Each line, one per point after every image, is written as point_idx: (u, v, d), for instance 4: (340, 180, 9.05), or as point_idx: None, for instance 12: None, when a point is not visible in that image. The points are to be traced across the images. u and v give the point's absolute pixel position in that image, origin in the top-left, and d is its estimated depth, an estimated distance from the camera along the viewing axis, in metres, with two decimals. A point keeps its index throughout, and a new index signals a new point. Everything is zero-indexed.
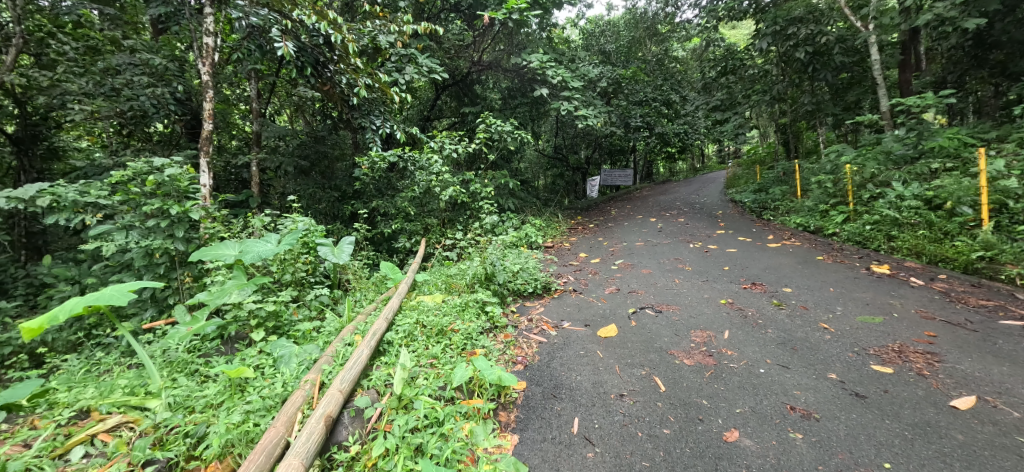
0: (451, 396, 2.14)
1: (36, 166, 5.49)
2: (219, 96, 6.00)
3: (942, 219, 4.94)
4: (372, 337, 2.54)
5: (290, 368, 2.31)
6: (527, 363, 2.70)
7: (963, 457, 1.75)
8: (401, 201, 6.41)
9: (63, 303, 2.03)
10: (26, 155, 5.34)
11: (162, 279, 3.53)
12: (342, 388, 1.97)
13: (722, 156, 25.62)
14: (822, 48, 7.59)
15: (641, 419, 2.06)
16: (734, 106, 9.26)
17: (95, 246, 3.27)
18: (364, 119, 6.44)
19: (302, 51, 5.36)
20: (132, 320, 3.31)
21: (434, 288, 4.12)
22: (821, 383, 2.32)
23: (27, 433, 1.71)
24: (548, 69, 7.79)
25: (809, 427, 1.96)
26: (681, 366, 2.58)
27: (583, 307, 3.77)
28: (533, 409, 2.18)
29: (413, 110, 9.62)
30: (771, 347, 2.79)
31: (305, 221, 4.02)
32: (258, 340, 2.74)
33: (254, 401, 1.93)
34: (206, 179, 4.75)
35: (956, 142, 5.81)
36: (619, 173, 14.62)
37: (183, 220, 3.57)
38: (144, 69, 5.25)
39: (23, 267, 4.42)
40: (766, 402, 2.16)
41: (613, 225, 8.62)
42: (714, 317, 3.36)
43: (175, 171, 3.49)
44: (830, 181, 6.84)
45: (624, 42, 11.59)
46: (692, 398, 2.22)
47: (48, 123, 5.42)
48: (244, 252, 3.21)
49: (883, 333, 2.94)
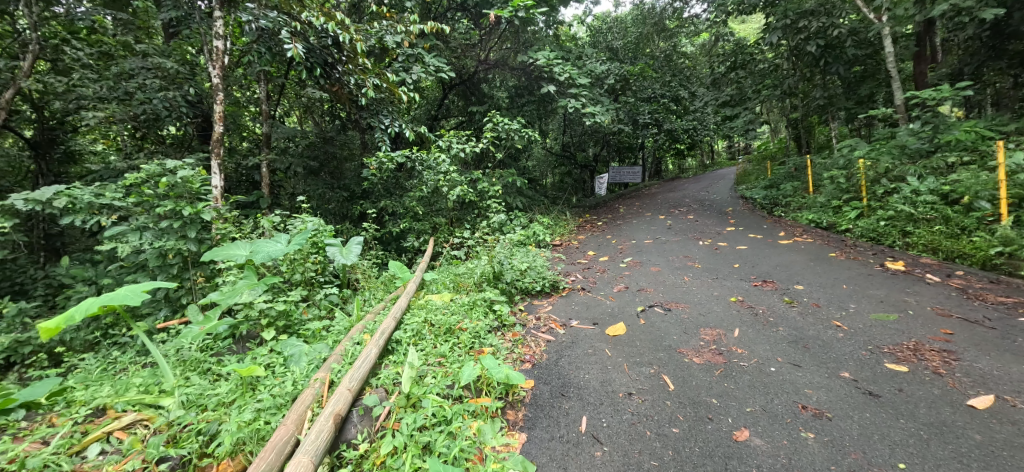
0: (459, 395, 2.14)
1: (54, 169, 5.69)
2: (229, 98, 6.10)
3: (959, 214, 4.86)
4: (380, 337, 2.56)
5: (300, 366, 2.33)
6: (534, 362, 2.70)
7: (981, 457, 1.70)
8: (409, 201, 6.49)
9: (79, 303, 2.07)
10: (44, 159, 5.55)
11: (176, 280, 3.59)
12: (351, 387, 1.98)
13: (731, 152, 25.58)
14: (834, 42, 7.47)
15: (650, 418, 2.05)
16: (744, 102, 9.16)
17: (110, 247, 3.34)
18: (372, 119, 6.41)
19: (312, 53, 5.39)
20: (146, 320, 3.39)
21: (442, 287, 4.14)
22: (834, 381, 2.28)
23: (46, 430, 1.74)
24: (554, 67, 7.75)
25: (821, 426, 1.93)
26: (690, 364, 2.55)
27: (592, 305, 3.76)
28: (542, 408, 2.18)
29: (421, 109, 9.72)
30: (782, 345, 2.75)
31: (314, 221, 4.06)
32: (268, 338, 2.78)
33: (265, 400, 1.95)
34: (218, 180, 4.80)
35: (973, 134, 5.71)
36: (627, 170, 14.22)
37: (195, 221, 3.62)
38: (157, 73, 5.32)
39: (43, 269, 4.56)
40: (777, 401, 2.13)
41: (620, 222, 8.63)
42: (724, 315, 3.33)
43: (188, 172, 3.55)
44: (842, 177, 6.78)
45: (632, 38, 11.56)
46: (702, 397, 2.19)
47: (66, 127, 5.58)
48: (255, 252, 3.25)
49: (898, 331, 2.89)
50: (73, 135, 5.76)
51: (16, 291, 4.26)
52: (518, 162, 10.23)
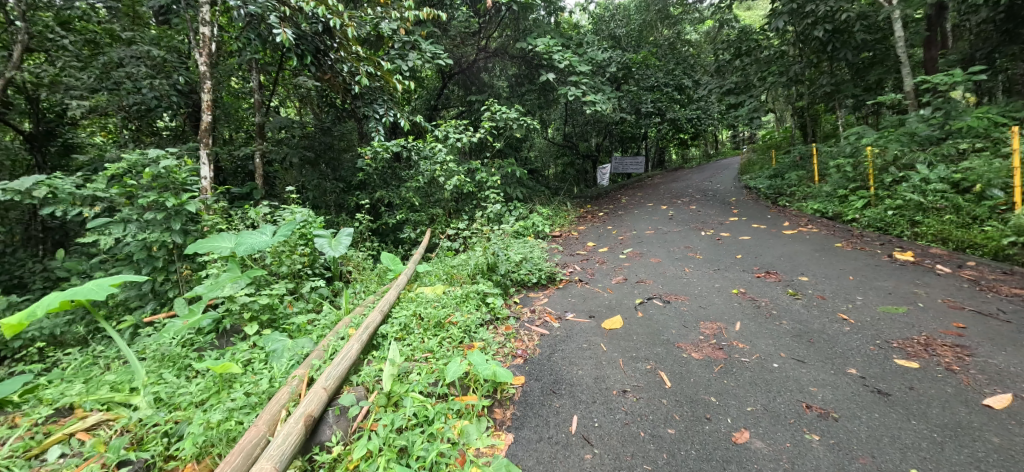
0: (443, 393, 2.04)
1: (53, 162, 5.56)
2: (220, 87, 5.95)
3: (971, 203, 4.74)
4: (364, 331, 2.45)
5: (281, 362, 2.23)
6: (526, 357, 2.60)
7: (999, 462, 1.58)
8: (405, 191, 6.38)
9: (41, 298, 1.96)
10: (41, 151, 5.40)
11: (162, 273, 3.48)
12: (326, 386, 1.87)
13: (734, 142, 25.38)
14: (842, 26, 7.29)
15: (644, 418, 1.94)
16: (748, 90, 8.98)
17: (93, 240, 3.21)
18: (366, 108, 6.26)
19: (302, 39, 5.20)
20: (133, 313, 3.30)
21: (435, 280, 4.04)
22: (839, 379, 2.16)
23: (3, 431, 1.65)
24: (554, 54, 7.59)
25: (826, 427, 1.81)
26: (688, 360, 2.44)
27: (589, 298, 3.66)
28: (531, 407, 2.07)
29: (420, 99, 9.57)
30: (785, 339, 2.64)
31: (303, 211, 3.97)
32: (251, 333, 2.67)
33: (237, 399, 1.85)
34: (207, 170, 4.68)
35: (985, 121, 5.60)
36: (630, 161, 14.27)
37: (180, 213, 3.48)
38: (145, 62, 5.19)
39: (42, 261, 4.49)
40: (779, 399, 2.01)
41: (622, 213, 8.48)
42: (725, 307, 3.22)
43: (171, 162, 3.40)
44: (849, 165, 6.61)
45: (635, 26, 11.31)
46: (700, 394, 2.08)
47: (61, 117, 5.44)
48: (238, 245, 3.12)
49: (907, 324, 2.77)
50: (69, 128, 5.63)
51: (16, 285, 4.22)
52: (518, 152, 10.10)
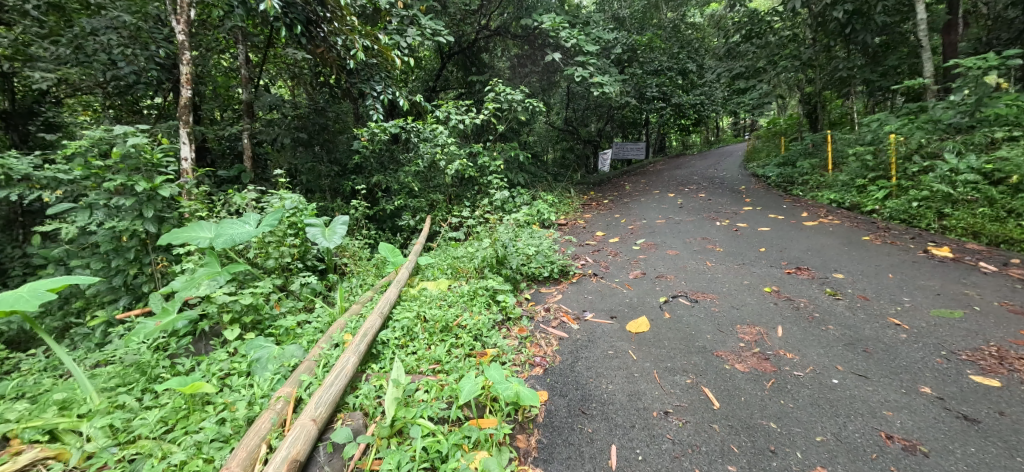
0: (457, 417, 1.73)
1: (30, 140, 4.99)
2: (201, 61, 5.48)
3: (1005, 196, 4.44)
4: (361, 340, 2.12)
5: (263, 378, 1.92)
6: (546, 367, 2.29)
7: None
8: (403, 176, 6.01)
9: None
10: (17, 128, 4.84)
11: (133, 265, 3.10)
12: (316, 416, 1.57)
13: (738, 128, 24.87)
14: (863, 7, 6.84)
15: (696, 450, 1.64)
16: (759, 74, 8.57)
17: (54, 228, 2.85)
18: (363, 85, 5.86)
19: (290, 7, 4.64)
20: (105, 309, 2.97)
21: (438, 273, 3.72)
22: (914, 400, 1.87)
23: None
24: (561, 32, 7.09)
25: (916, 465, 1.53)
26: (733, 373, 2.14)
27: (607, 295, 3.33)
28: (558, 432, 1.77)
29: (418, 80, 9.08)
30: (838, 349, 2.34)
31: (294, 198, 3.60)
32: (233, 338, 2.35)
33: (206, 431, 1.55)
34: (188, 150, 4.27)
35: (1018, 108, 5.27)
36: (631, 146, 13.59)
37: (153, 199, 3.09)
38: (121, 32, 4.71)
39: (20, 246, 4.16)
40: (851, 427, 1.72)
41: (629, 200, 8.15)
42: (761, 309, 2.92)
43: (139, 140, 3.00)
44: (868, 154, 6.20)
45: (639, 7, 10.59)
46: (756, 419, 1.79)
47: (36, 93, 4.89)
48: (217, 236, 2.77)
49: (970, 331, 2.48)
50: (49, 105, 5.06)
51: None
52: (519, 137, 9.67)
